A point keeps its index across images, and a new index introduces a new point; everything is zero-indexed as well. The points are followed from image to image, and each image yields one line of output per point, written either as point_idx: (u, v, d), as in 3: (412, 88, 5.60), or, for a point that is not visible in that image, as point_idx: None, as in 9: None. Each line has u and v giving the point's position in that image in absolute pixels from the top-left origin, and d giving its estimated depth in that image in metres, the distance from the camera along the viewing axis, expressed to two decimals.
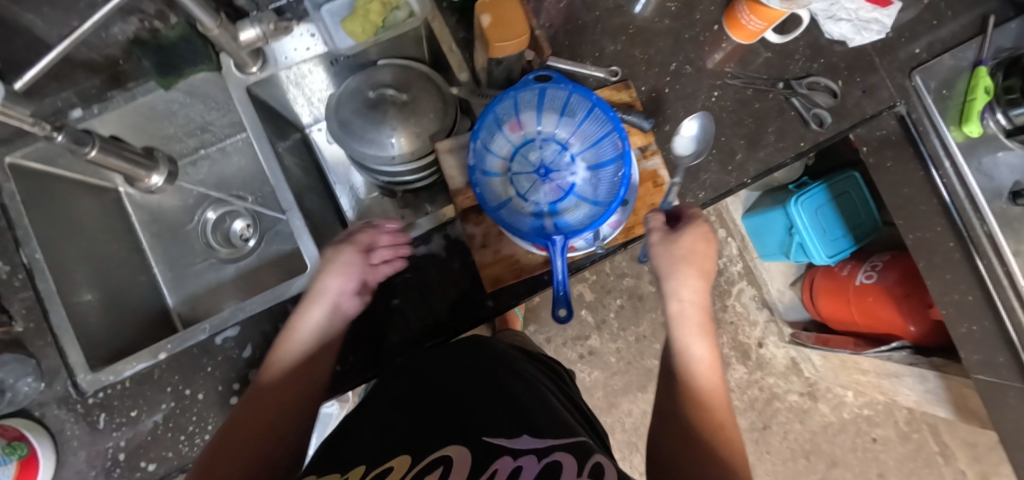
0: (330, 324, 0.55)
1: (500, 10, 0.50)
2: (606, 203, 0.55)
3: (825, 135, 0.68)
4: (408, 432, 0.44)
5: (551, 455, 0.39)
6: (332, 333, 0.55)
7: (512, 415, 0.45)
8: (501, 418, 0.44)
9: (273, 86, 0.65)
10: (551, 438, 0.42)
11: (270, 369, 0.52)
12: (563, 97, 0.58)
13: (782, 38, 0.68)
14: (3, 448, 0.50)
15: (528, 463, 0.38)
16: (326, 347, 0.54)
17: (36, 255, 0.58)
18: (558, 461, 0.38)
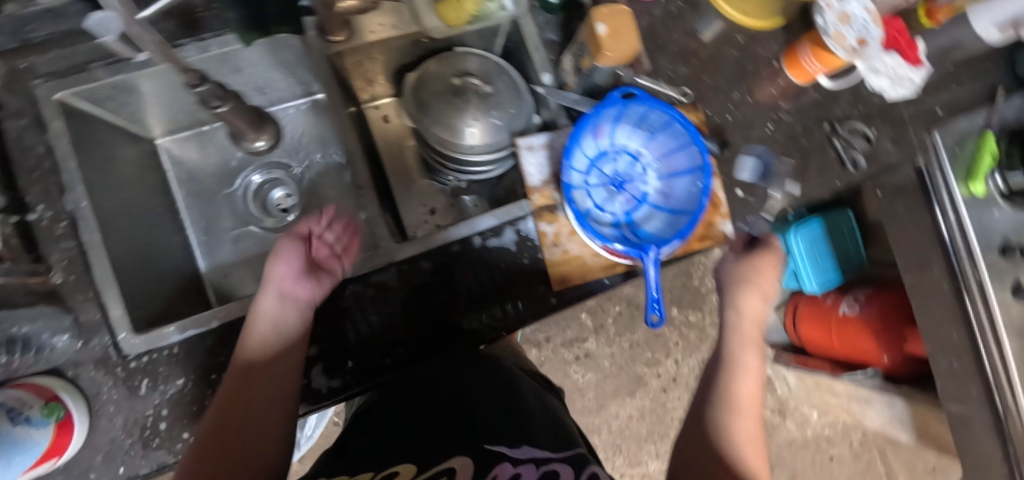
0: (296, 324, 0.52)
1: (616, 21, 0.52)
2: (685, 215, 0.59)
3: (858, 177, 0.75)
4: (409, 442, 0.50)
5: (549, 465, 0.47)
6: (301, 331, 0.52)
7: (509, 430, 0.52)
8: (501, 431, 0.51)
9: (350, 57, 0.64)
10: (552, 452, 0.50)
11: (242, 352, 0.50)
12: (643, 111, 0.59)
13: (834, 85, 0.73)
14: (42, 409, 0.47)
15: (528, 470, 0.45)
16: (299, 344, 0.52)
17: (82, 204, 0.54)
18: (557, 471, 0.47)
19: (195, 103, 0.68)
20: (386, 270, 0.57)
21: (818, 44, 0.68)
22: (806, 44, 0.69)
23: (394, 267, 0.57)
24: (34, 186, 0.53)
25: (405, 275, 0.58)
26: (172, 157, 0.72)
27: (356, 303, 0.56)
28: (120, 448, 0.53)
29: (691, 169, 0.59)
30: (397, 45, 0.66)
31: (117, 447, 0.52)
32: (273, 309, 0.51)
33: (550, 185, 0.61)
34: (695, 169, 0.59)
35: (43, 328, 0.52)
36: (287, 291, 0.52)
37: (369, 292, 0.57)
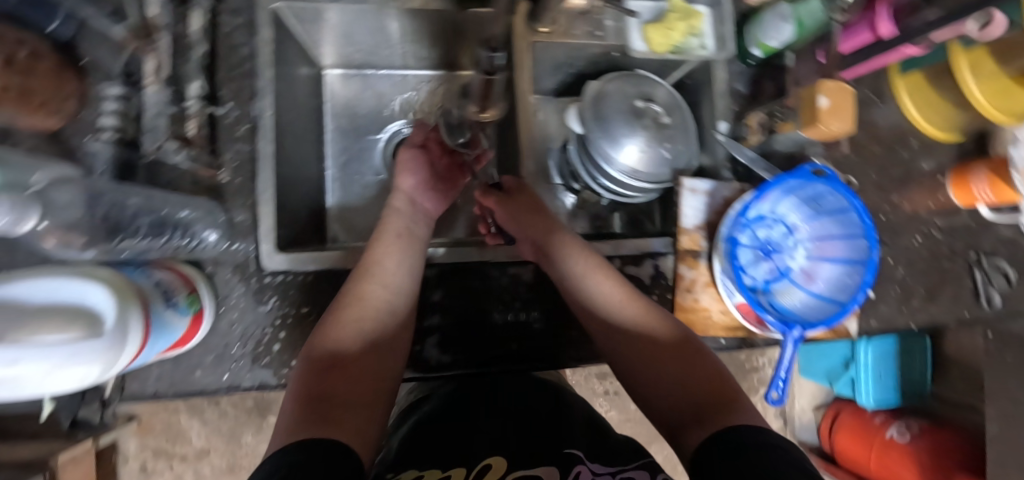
0: (400, 303, 0.50)
1: (837, 98, 0.53)
2: (831, 304, 0.58)
3: (988, 315, 0.71)
4: (485, 441, 0.46)
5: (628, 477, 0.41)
6: (403, 310, 0.50)
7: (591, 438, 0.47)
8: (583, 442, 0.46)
9: (542, 49, 0.63)
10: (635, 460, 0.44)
11: (339, 329, 0.46)
12: (819, 191, 0.58)
13: (993, 215, 0.71)
14: (185, 298, 0.47)
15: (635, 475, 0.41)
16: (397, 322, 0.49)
17: (266, 113, 0.54)
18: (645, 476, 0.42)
19: (376, 46, 0.68)
20: (526, 265, 0.58)
21: (997, 174, 0.65)
22: (982, 169, 0.67)
23: (533, 265, 0.58)
24: (232, 84, 0.54)
25: (542, 276, 0.58)
26: (331, 90, 0.73)
27: (489, 286, 0.57)
28: (229, 356, 0.53)
29: (849, 260, 0.58)
30: (587, 51, 0.64)
31: (228, 353, 0.53)
32: (377, 296, 0.49)
33: (702, 231, 0.60)
34: (854, 262, 0.58)
35: (199, 219, 0.52)
36: (393, 278, 0.50)
37: (503, 282, 0.57)
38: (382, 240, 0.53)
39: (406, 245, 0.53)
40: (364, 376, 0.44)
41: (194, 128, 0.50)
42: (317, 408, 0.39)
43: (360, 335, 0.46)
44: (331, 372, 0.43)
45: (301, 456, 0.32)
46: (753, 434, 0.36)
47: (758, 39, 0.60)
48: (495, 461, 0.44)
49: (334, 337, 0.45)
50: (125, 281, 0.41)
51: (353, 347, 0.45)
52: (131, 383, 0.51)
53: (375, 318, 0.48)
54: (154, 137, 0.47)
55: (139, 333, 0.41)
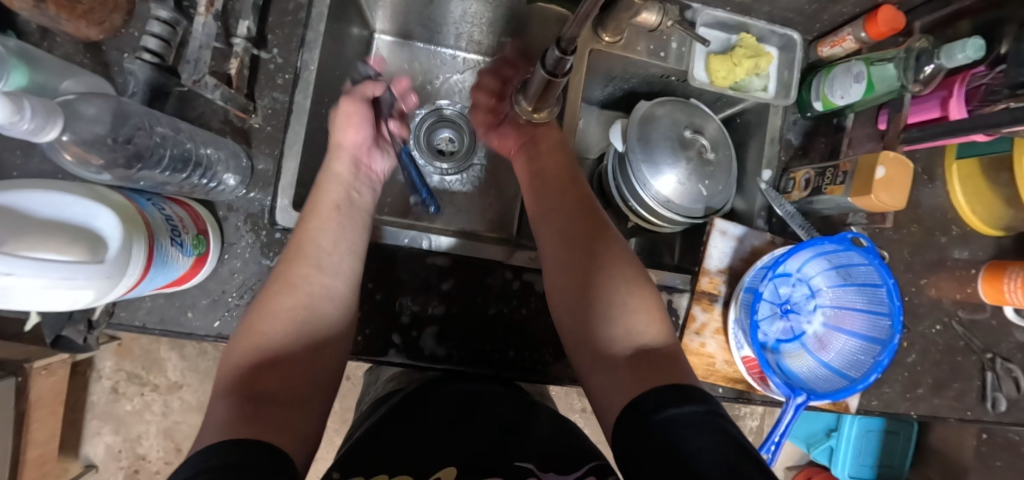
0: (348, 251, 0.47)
1: (895, 170, 0.50)
2: (840, 377, 0.56)
3: (990, 419, 0.69)
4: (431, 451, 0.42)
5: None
6: (341, 266, 0.46)
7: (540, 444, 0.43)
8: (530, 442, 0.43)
9: (601, 58, 0.61)
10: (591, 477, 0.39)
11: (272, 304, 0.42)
12: (853, 261, 0.56)
13: (1018, 319, 0.69)
14: (192, 239, 0.46)
15: None
16: (321, 305, 0.43)
17: (311, 67, 0.52)
18: None
19: (432, 20, 0.66)
20: (541, 274, 0.56)
21: None
22: (1018, 270, 0.64)
23: None
24: (281, 28, 0.53)
25: None
26: (378, 54, 0.71)
27: (499, 289, 0.55)
28: (223, 305, 0.51)
29: (867, 337, 0.56)
30: (647, 70, 0.62)
31: (223, 300, 0.51)
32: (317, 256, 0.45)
33: (723, 276, 0.59)
34: (872, 340, 0.56)
35: (222, 160, 0.49)
36: (339, 237, 0.47)
37: (515, 286, 0.55)
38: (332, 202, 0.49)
39: (340, 225, 0.47)
40: (308, 345, 0.42)
41: (235, 67, 0.48)
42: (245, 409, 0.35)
43: (300, 301, 0.43)
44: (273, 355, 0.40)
45: (235, 459, 0.29)
46: (692, 415, 0.34)
47: (823, 93, 0.58)
48: (443, 474, 0.40)
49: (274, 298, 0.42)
50: (134, 211, 0.39)
51: (282, 329, 0.41)
52: (121, 310, 0.49)
53: (305, 303, 0.43)
54: (194, 69, 0.44)
55: (138, 268, 0.39)
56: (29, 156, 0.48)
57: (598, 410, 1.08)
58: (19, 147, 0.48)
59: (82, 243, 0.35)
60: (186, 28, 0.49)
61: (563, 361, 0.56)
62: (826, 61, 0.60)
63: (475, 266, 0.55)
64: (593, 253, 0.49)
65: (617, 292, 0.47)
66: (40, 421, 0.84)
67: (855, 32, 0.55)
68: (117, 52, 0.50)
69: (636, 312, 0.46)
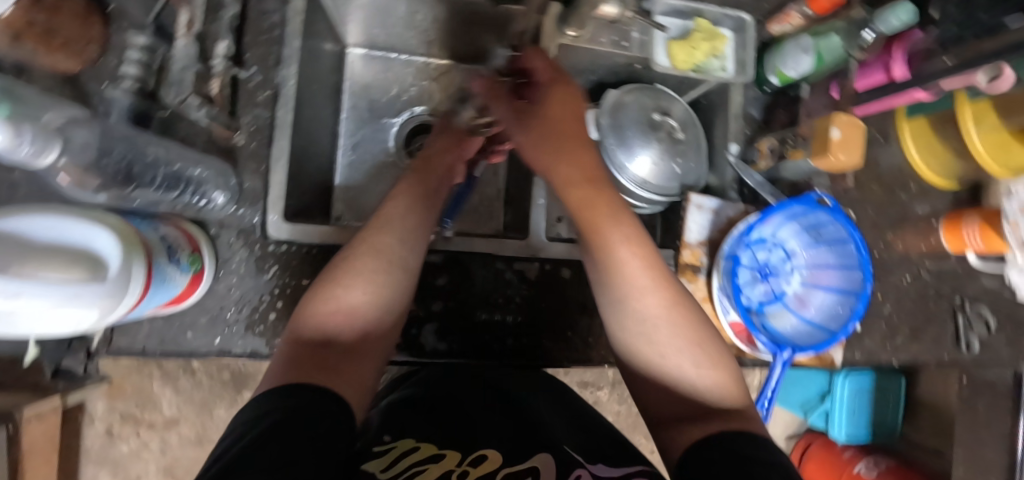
0: (406, 247, 0.44)
1: (848, 130, 0.54)
2: (821, 331, 0.59)
3: (964, 359, 0.74)
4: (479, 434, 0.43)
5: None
6: (409, 260, 0.44)
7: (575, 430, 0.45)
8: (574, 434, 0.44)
9: (567, 52, 0.63)
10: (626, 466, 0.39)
11: (330, 300, 0.40)
12: (821, 220, 0.60)
13: (979, 263, 0.73)
14: (187, 257, 0.47)
15: None
16: (390, 289, 0.43)
17: (290, 82, 0.54)
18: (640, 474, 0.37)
19: (403, 30, 0.69)
20: (531, 262, 0.58)
21: (987, 223, 0.68)
22: (974, 217, 0.69)
23: (537, 262, 0.59)
24: (257, 47, 0.54)
25: (545, 274, 0.59)
26: (353, 68, 0.73)
27: (492, 280, 0.57)
28: (222, 321, 0.52)
29: (842, 290, 0.60)
30: (612, 60, 0.65)
31: (222, 317, 0.52)
32: (364, 264, 0.42)
33: (704, 248, 0.61)
34: (847, 292, 0.59)
35: (210, 179, 0.52)
36: (405, 229, 0.44)
37: (507, 276, 0.57)
38: (392, 205, 0.46)
39: (424, 203, 0.47)
40: (349, 354, 0.39)
41: (216, 88, 0.49)
42: (315, 360, 0.37)
43: (342, 319, 0.40)
44: (336, 323, 0.40)
45: (291, 402, 0.31)
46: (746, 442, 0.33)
47: (778, 67, 0.62)
48: (489, 454, 0.40)
49: (325, 300, 0.40)
50: (132, 231, 0.40)
51: (360, 298, 0.41)
52: (119, 336, 0.50)
53: (387, 275, 0.42)
54: (177, 91, 0.47)
55: (139, 285, 0.40)
56: (13, 191, 0.48)
57: (599, 399, 1.10)
58: (3, 184, 0.48)
59: (83, 264, 0.36)
60: (164, 54, 0.50)
61: (562, 343, 0.58)
62: (778, 38, 0.63)
63: (466, 260, 0.57)
64: (624, 256, 0.41)
65: (656, 310, 0.41)
66: (34, 469, 0.82)
67: (800, 8, 0.58)
68: (95, 82, 0.51)
69: (689, 342, 0.41)
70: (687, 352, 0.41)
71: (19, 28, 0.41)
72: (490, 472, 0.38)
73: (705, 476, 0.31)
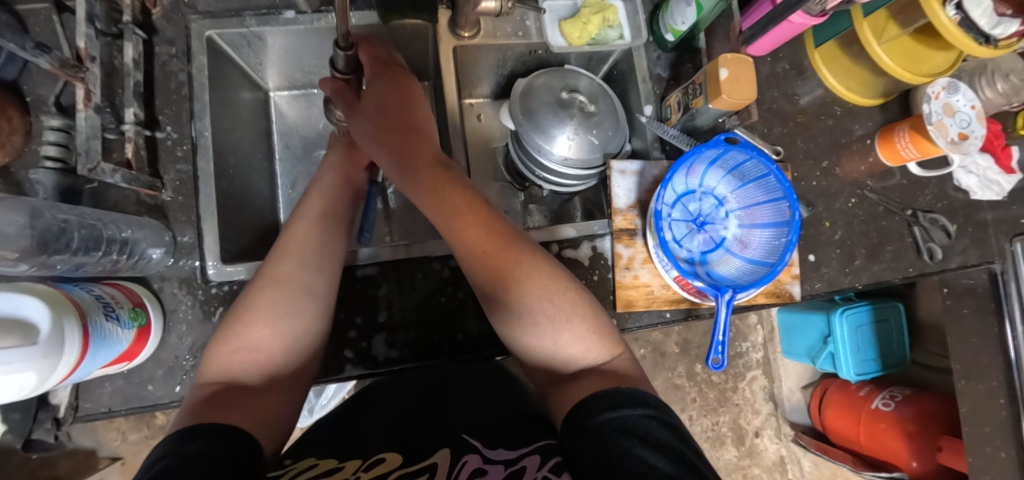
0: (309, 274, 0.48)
1: (737, 68, 0.55)
2: (762, 266, 0.59)
3: (930, 268, 0.73)
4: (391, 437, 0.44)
5: (521, 465, 0.39)
6: (317, 283, 0.48)
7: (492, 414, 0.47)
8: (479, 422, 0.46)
9: (470, 52, 0.66)
10: (524, 446, 0.42)
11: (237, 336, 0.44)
12: (740, 160, 0.61)
13: (922, 172, 0.73)
14: (129, 312, 0.49)
15: (532, 464, 0.39)
16: (298, 312, 0.46)
17: (205, 133, 0.57)
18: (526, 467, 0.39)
19: (316, 65, 0.72)
20: None
21: (916, 130, 0.68)
22: (904, 128, 0.70)
23: None
24: (169, 108, 0.57)
25: None
26: (279, 111, 0.76)
27: (432, 281, 0.59)
28: (180, 369, 0.54)
29: (775, 224, 0.60)
30: (513, 51, 0.67)
31: (178, 365, 0.54)
32: (274, 296, 0.46)
33: (635, 210, 0.63)
34: (780, 224, 0.60)
35: (144, 237, 0.53)
36: (305, 260, 0.49)
37: (446, 274, 0.59)
38: (291, 242, 0.50)
39: (319, 230, 0.52)
40: (264, 387, 0.42)
41: (131, 151, 0.52)
42: (217, 396, 0.39)
43: (247, 356, 0.43)
44: (242, 360, 0.43)
45: (183, 446, 0.31)
46: (625, 407, 0.36)
47: (669, 25, 0.63)
48: (388, 456, 0.41)
49: (230, 340, 0.43)
50: (59, 296, 0.42)
51: (261, 334, 0.44)
52: (84, 402, 0.52)
53: (287, 299, 0.46)
54: (87, 159, 0.48)
55: (75, 345, 0.42)
56: None
57: None
58: None
59: (14, 333, 0.38)
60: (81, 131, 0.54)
61: None
62: None
63: (404, 266, 0.59)
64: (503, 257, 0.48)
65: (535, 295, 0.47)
66: None
67: None
68: (24, 170, 0.54)
69: (563, 316, 0.47)
70: (567, 329, 0.47)
71: None
72: (384, 474, 0.39)
73: (585, 449, 0.35)
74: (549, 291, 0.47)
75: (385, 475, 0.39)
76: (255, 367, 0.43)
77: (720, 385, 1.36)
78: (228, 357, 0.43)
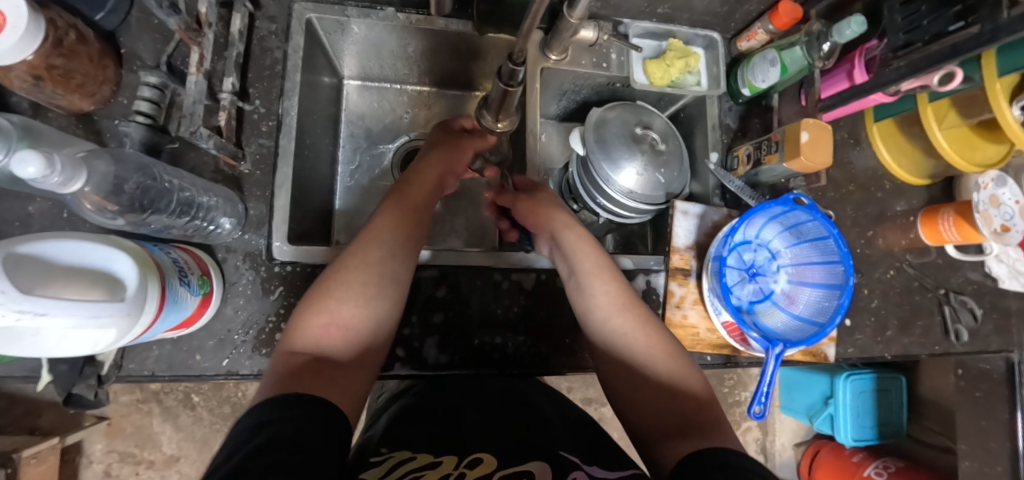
0: (394, 259, 0.50)
1: (817, 133, 0.57)
2: (810, 325, 0.61)
3: (956, 349, 0.76)
4: (481, 439, 0.45)
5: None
6: (397, 264, 0.50)
7: (567, 428, 0.48)
8: (566, 440, 0.46)
9: (552, 75, 0.68)
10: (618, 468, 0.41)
11: (332, 302, 0.46)
12: (801, 219, 0.63)
13: (960, 255, 0.76)
14: (197, 279, 0.49)
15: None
16: (381, 284, 0.48)
17: (292, 112, 0.58)
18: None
19: (395, 63, 0.73)
20: (527, 273, 0.61)
21: (961, 215, 0.71)
22: (949, 210, 0.73)
23: (534, 272, 0.61)
24: (261, 83, 0.58)
25: (540, 284, 0.61)
26: (349, 99, 0.77)
27: (490, 291, 0.59)
28: (231, 343, 0.53)
29: (827, 285, 0.62)
30: (592, 80, 0.69)
31: (230, 339, 0.53)
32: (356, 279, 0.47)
33: (692, 251, 0.64)
34: (832, 286, 0.62)
35: (218, 206, 0.53)
36: (395, 246, 0.51)
37: (504, 286, 0.60)
38: (385, 232, 0.51)
39: (403, 213, 0.54)
40: (352, 364, 0.44)
41: (223, 119, 0.53)
42: (309, 367, 0.41)
43: (337, 333, 0.45)
44: (331, 337, 0.44)
45: (283, 413, 0.34)
46: (732, 455, 0.38)
47: (748, 80, 0.66)
48: (485, 457, 0.42)
49: (320, 313, 0.45)
50: (147, 255, 0.42)
51: (354, 310, 0.46)
52: (129, 362, 0.51)
53: (377, 278, 0.48)
54: (190, 122, 0.49)
55: (154, 306, 0.41)
56: (28, 226, 0.50)
57: (603, 415, 1.10)
58: (19, 218, 0.50)
59: (102, 286, 0.38)
60: (173, 91, 0.54)
61: (560, 350, 0.59)
62: (746, 53, 0.69)
63: (462, 274, 0.59)
64: (598, 289, 0.54)
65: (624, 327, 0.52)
66: None
67: (764, 26, 0.64)
68: (108, 120, 0.54)
69: (649, 347, 0.51)
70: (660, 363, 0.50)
71: (41, 71, 0.44)
72: (488, 474, 0.40)
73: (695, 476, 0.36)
74: (639, 328, 0.52)
75: (487, 476, 0.40)
76: (345, 343, 0.45)
77: None
78: (321, 327, 0.44)
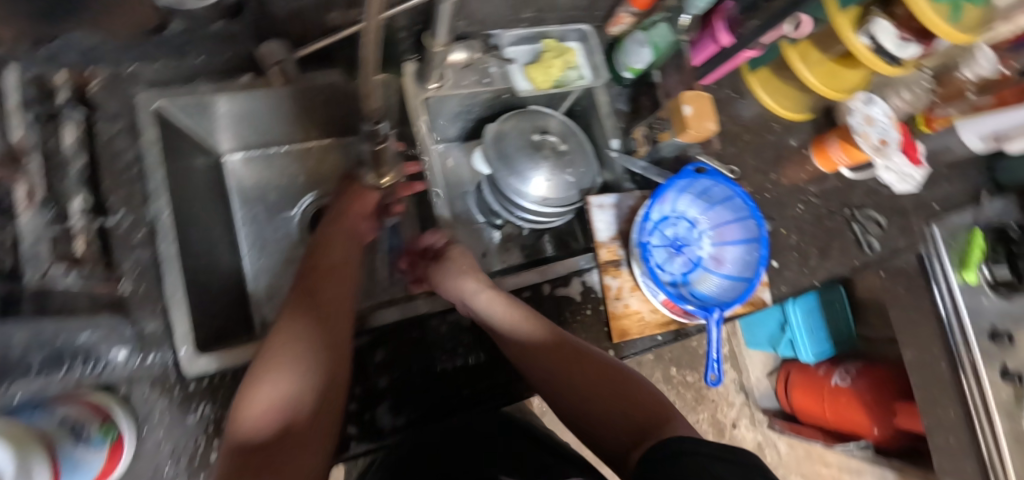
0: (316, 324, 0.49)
1: (700, 104, 0.59)
2: (740, 281, 0.64)
3: (873, 259, 0.82)
4: None
5: None
6: (312, 323, 0.49)
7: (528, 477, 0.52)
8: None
9: (437, 102, 0.67)
10: None
11: (254, 384, 0.44)
12: (706, 184, 0.65)
13: (855, 175, 0.82)
14: (99, 428, 0.43)
15: None
16: (312, 354, 0.47)
17: (165, 214, 0.53)
18: None
19: (273, 129, 0.70)
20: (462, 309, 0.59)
21: (845, 140, 0.77)
22: (834, 137, 0.78)
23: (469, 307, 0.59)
24: (119, 191, 0.52)
25: None
26: (234, 174, 0.71)
27: (431, 339, 0.57)
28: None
29: (745, 240, 0.65)
30: (479, 97, 0.68)
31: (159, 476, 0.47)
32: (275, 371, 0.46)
33: (617, 241, 0.65)
34: (750, 240, 0.64)
35: (103, 340, 0.47)
36: (319, 317, 0.50)
37: (443, 330, 0.58)
38: (295, 306, 0.51)
39: (327, 283, 0.54)
40: (282, 440, 0.44)
41: (82, 246, 0.48)
42: (248, 463, 0.41)
43: (264, 410, 0.43)
44: (263, 422, 0.43)
45: None
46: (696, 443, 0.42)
47: (626, 63, 0.67)
48: None
49: (249, 400, 0.43)
50: (23, 427, 0.37)
51: (276, 390, 0.45)
52: None
53: (302, 350, 0.47)
54: (35, 264, 0.44)
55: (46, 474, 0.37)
56: None
57: None
58: None
59: None
60: None
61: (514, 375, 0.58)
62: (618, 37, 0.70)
63: (398, 329, 0.56)
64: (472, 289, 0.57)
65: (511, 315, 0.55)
66: None
67: (626, 10, 0.65)
68: None
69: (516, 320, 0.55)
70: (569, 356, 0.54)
71: None
72: None
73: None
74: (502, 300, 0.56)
75: None
76: (275, 421, 0.44)
77: (696, 385, 1.44)
78: (255, 414, 0.43)
